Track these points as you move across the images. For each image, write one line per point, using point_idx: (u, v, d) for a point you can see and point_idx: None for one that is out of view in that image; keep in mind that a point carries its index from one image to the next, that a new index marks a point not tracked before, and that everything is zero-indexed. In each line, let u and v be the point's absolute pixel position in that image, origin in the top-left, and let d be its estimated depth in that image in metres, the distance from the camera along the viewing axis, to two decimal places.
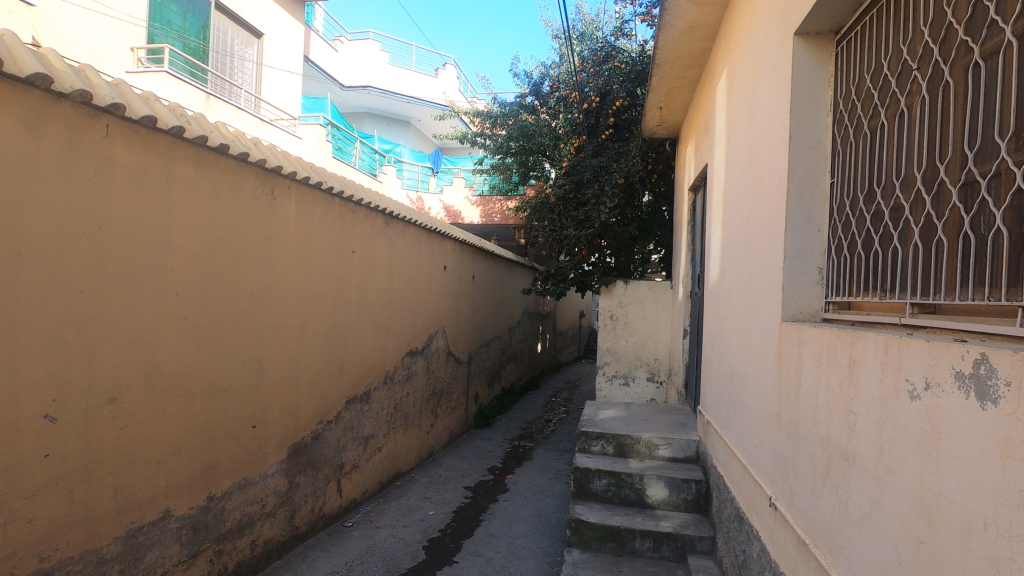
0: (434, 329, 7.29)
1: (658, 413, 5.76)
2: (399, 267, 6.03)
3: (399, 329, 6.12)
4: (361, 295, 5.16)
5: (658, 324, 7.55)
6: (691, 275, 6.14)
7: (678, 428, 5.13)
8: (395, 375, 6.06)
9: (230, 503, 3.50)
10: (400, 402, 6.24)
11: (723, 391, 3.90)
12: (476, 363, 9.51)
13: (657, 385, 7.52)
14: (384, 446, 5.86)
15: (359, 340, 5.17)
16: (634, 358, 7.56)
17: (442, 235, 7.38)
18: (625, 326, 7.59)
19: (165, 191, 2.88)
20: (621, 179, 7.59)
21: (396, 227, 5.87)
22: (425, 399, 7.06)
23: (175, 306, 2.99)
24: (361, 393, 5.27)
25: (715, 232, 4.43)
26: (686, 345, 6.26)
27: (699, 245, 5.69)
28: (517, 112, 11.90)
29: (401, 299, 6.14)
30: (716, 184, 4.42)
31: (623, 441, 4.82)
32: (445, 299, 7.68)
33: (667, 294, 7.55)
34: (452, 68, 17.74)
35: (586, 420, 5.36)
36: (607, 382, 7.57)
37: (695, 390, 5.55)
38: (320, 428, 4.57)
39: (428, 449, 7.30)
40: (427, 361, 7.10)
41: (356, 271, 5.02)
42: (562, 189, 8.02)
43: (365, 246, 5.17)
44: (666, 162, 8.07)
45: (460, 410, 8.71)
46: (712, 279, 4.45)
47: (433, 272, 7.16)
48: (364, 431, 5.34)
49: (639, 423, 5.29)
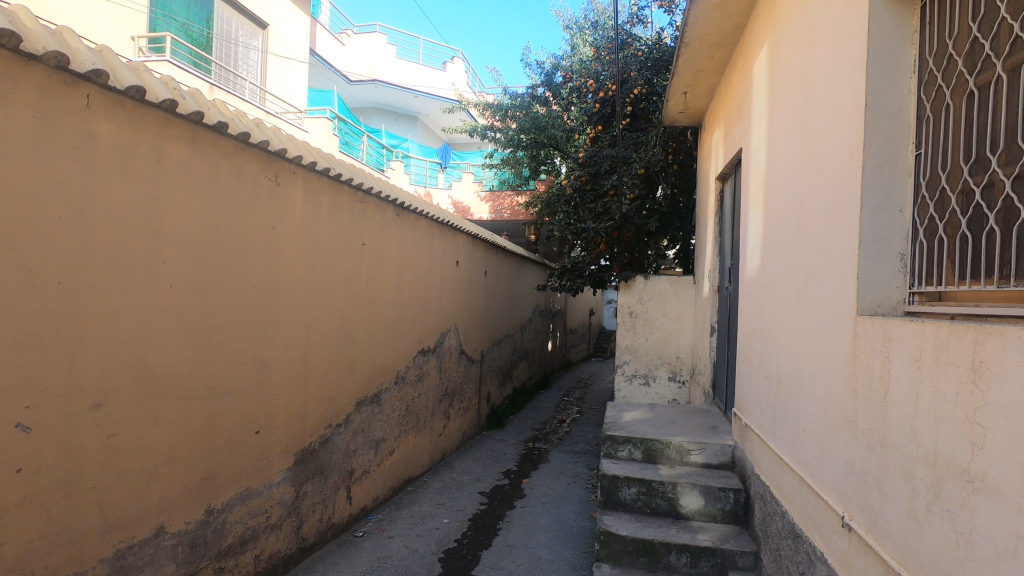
0: (446, 327, 6.99)
1: (685, 415, 5.44)
2: (411, 261, 5.73)
3: (410, 326, 5.82)
4: (372, 290, 4.86)
5: (681, 321, 7.22)
6: (719, 269, 5.80)
7: (709, 431, 4.80)
8: (406, 375, 5.76)
9: (231, 516, 3.22)
10: (412, 403, 5.95)
11: (767, 393, 3.57)
12: (488, 361, 9.21)
13: (679, 385, 7.19)
14: (395, 450, 5.57)
15: (370, 338, 4.88)
16: (655, 356, 7.23)
17: (455, 228, 7.08)
18: (645, 323, 7.28)
19: (158, 174, 2.59)
20: (641, 169, 7.25)
21: (408, 219, 5.57)
22: (437, 399, 6.76)
23: (170, 300, 2.70)
24: (371, 395, 4.98)
25: (753, 220, 4.09)
26: (712, 343, 5.94)
27: (729, 237, 5.35)
28: (529, 104, 11.58)
29: (413, 295, 5.84)
30: (754, 168, 4.08)
31: (652, 446, 4.51)
32: (457, 295, 7.38)
33: (689, 290, 7.21)
34: (460, 61, 17.46)
35: (610, 423, 5.04)
36: (627, 381, 7.26)
37: (726, 391, 5.22)
38: (330, 432, 4.29)
39: (441, 451, 7.01)
40: (440, 360, 6.80)
41: (367, 265, 4.72)
42: (579, 181, 7.74)
43: (376, 238, 4.87)
44: (687, 152, 7.71)
45: (472, 411, 8.41)
46: (751, 271, 4.11)
47: (445, 267, 6.86)
48: (375, 435, 5.05)
49: (667, 426, 4.96)
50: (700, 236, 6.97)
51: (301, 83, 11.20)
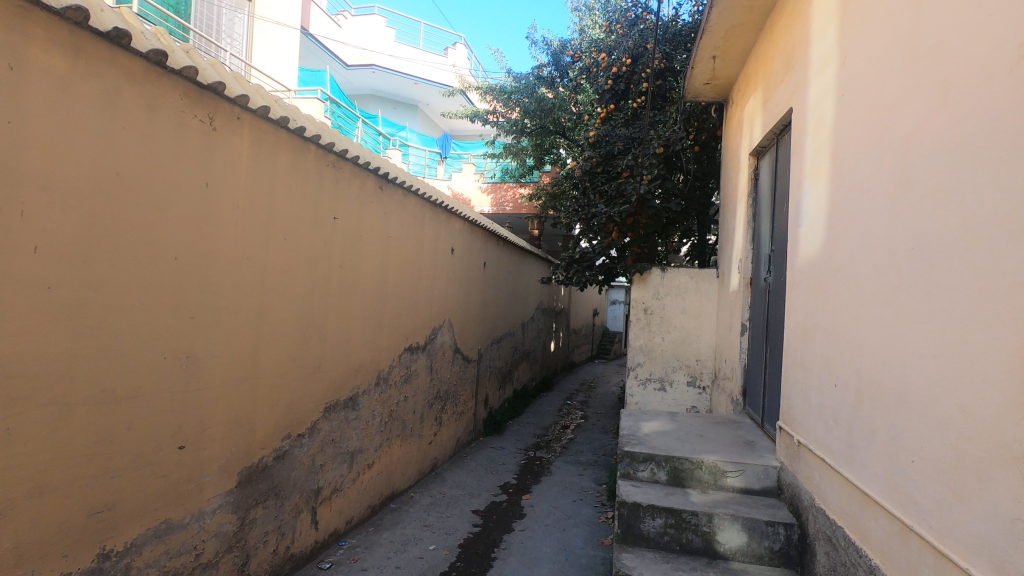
0: (438, 321, 6.22)
1: (713, 426, 4.68)
2: (397, 243, 4.97)
3: (396, 319, 5.05)
4: (347, 274, 4.10)
5: (702, 319, 6.45)
6: (752, 258, 5.03)
7: (746, 448, 4.02)
8: (390, 376, 4.99)
9: (141, 558, 2.46)
10: (397, 409, 5.19)
11: (837, 406, 2.80)
12: (486, 361, 8.45)
13: (700, 391, 6.43)
14: (375, 463, 4.81)
15: (344, 331, 4.11)
16: (672, 359, 6.50)
17: (450, 212, 6.32)
18: (661, 321, 6.54)
19: (13, 88, 1.84)
20: (660, 147, 6.45)
21: (393, 195, 4.81)
22: (426, 404, 6.00)
23: (32, 268, 1.93)
24: (345, 399, 4.21)
25: (813, 190, 3.31)
26: (741, 343, 5.18)
27: (768, 219, 4.56)
28: (534, 86, 10.82)
29: (399, 283, 5.09)
30: (815, 125, 3.30)
31: (679, 466, 3.74)
32: (453, 287, 6.62)
33: (711, 285, 6.44)
34: (463, 48, 16.74)
35: (626, 436, 4.28)
36: (640, 386, 6.59)
37: (763, 400, 4.45)
38: (288, 445, 3.52)
39: (431, 461, 6.26)
40: (431, 359, 6.04)
41: (340, 244, 3.96)
42: (590, 162, 7.03)
43: (352, 212, 4.10)
44: (711, 131, 6.92)
45: (468, 415, 7.65)
46: (808, 254, 3.33)
47: (439, 254, 6.10)
48: (349, 445, 4.30)
49: (695, 440, 4.19)
50: (726, 225, 6.19)
51: (290, 60, 10.46)
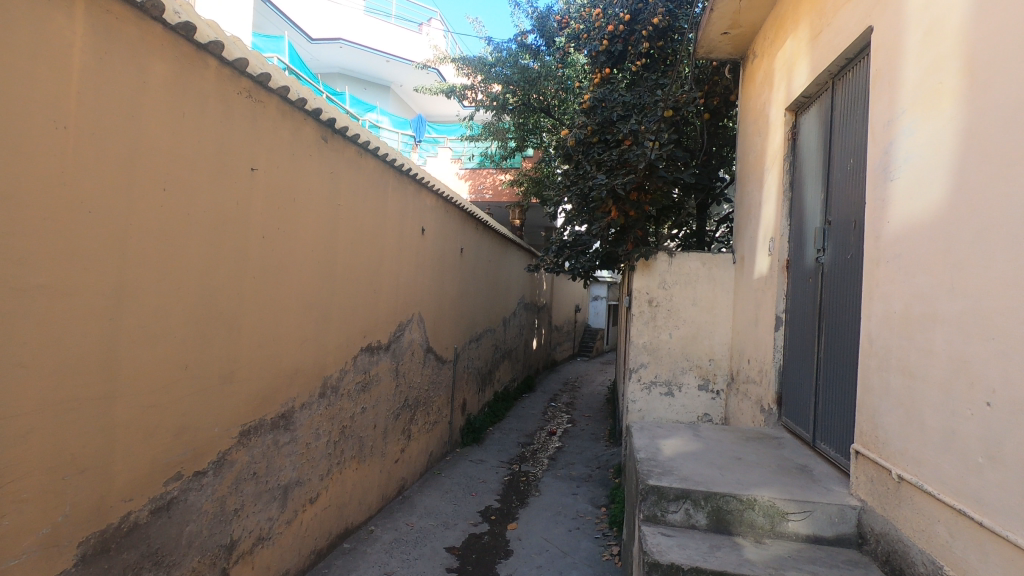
0: (405, 316, 5.18)
1: (746, 443, 3.75)
2: (348, 214, 3.90)
3: (348, 313, 4.00)
4: (273, 250, 3.04)
5: (716, 312, 5.55)
6: (791, 236, 4.11)
7: (803, 476, 3.09)
8: (340, 384, 3.94)
9: None
10: (351, 425, 4.14)
11: (990, 435, 1.86)
12: (463, 361, 7.42)
13: (713, 395, 5.55)
14: (319, 497, 3.75)
15: (269, 326, 3.05)
16: (681, 359, 5.60)
17: (420, 184, 5.27)
18: (668, 315, 5.63)
19: None
20: (669, 109, 5.47)
21: (344, 152, 3.76)
22: (390, 416, 4.95)
23: None
24: (274, 417, 3.16)
25: (920, 125, 2.38)
26: (773, 341, 4.27)
27: (819, 186, 3.64)
28: (517, 57, 9.81)
29: (353, 266, 4.03)
30: (924, 36, 2.36)
31: (723, 506, 2.79)
32: (423, 275, 5.58)
33: (727, 272, 5.53)
34: (439, 25, 15.61)
35: (646, 460, 3.30)
36: (643, 391, 5.68)
37: (812, 413, 3.53)
38: (176, 492, 2.45)
39: (397, 483, 5.23)
40: (396, 362, 4.99)
41: (262, 208, 2.90)
42: (584, 131, 6.04)
43: (278, 166, 3.03)
44: (724, 95, 5.98)
45: (442, 424, 6.62)
46: (913, 214, 2.40)
47: (405, 234, 5.04)
48: (279, 479, 3.24)
49: (732, 466, 3.25)
50: (745, 202, 5.29)
51: (240, 22, 9.28)
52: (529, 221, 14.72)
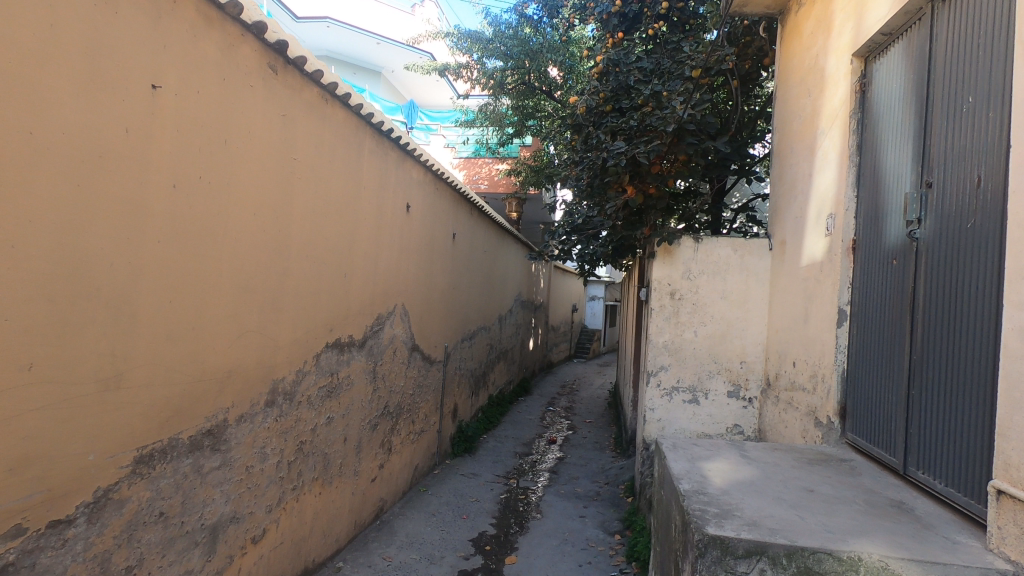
0: (385, 308, 4.36)
1: (809, 467, 2.96)
2: (308, 173, 3.07)
3: (307, 299, 3.17)
4: (191, 206, 2.21)
5: (748, 308, 4.80)
6: (861, 210, 3.33)
7: (908, 520, 2.29)
8: (297, 389, 3.12)
9: None
10: (311, 440, 3.32)
11: None
12: (454, 362, 6.60)
13: (745, 404, 4.79)
14: (267, 535, 2.93)
15: (185, 312, 2.22)
16: (707, 361, 4.83)
17: (405, 152, 4.46)
18: (694, 311, 4.87)
19: None
20: (698, 70, 4.67)
21: (300, 94, 2.93)
22: (366, 426, 4.14)
23: None
24: (194, 436, 2.33)
25: None
26: (832, 340, 3.49)
27: (910, 142, 2.85)
28: (515, 31, 9.02)
29: (314, 241, 3.21)
30: None
31: (815, 568, 1.99)
32: (408, 261, 4.76)
33: (761, 261, 4.77)
34: (431, 6, 14.75)
35: (693, 494, 2.50)
36: (663, 399, 4.89)
37: (903, 432, 2.75)
38: (13, 556, 1.62)
39: (374, 506, 4.41)
40: (373, 362, 4.17)
41: (171, 145, 2.08)
42: (596, 99, 5.24)
43: (199, 91, 2.20)
44: (756, 59, 5.20)
45: (429, 434, 5.81)
46: None
47: (385, 210, 4.22)
48: (203, 518, 2.42)
49: (807, 501, 2.46)
50: (786, 178, 4.51)
51: None
52: (526, 213, 13.93)
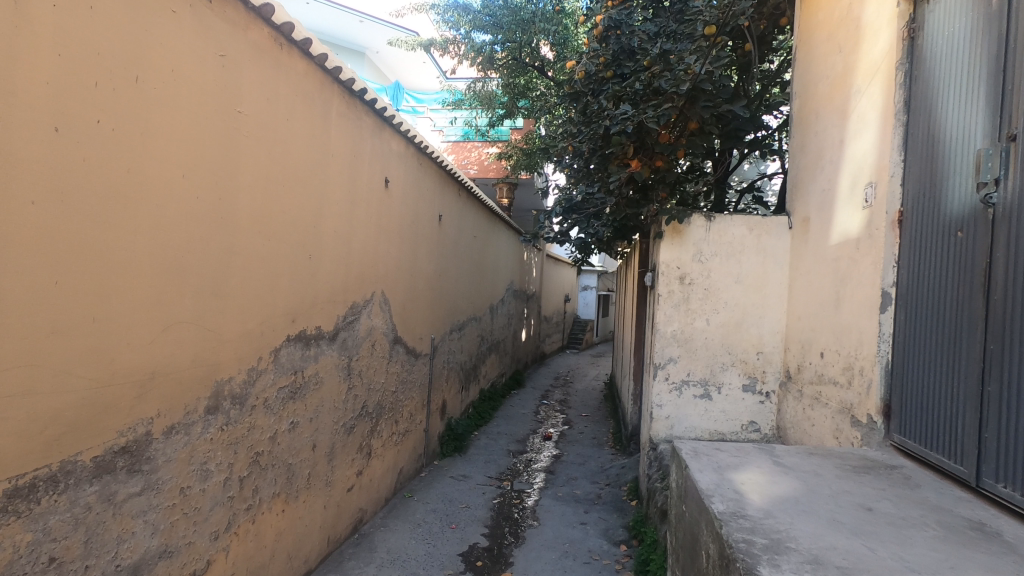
0: (361, 296, 3.85)
1: (858, 477, 2.51)
2: (260, 132, 2.55)
3: (263, 284, 2.67)
4: (86, 160, 1.69)
5: (766, 293, 4.35)
6: (911, 176, 2.85)
7: (1001, 551, 1.83)
8: (250, 392, 2.62)
9: None
10: (271, 450, 2.83)
11: None
12: (442, 355, 6.11)
13: (761, 399, 4.36)
14: (213, 567, 2.44)
15: (82, 298, 1.71)
16: (721, 352, 4.39)
17: (382, 119, 3.94)
18: (705, 297, 4.41)
19: None
20: (713, 26, 4.17)
21: (246, 33, 2.40)
22: (339, 430, 3.64)
23: None
24: (103, 456, 1.83)
25: None
26: (873, 327, 3.03)
27: (983, 89, 2.38)
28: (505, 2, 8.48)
29: (271, 214, 2.69)
30: None
31: None
32: (388, 243, 4.25)
33: (780, 242, 4.32)
34: None
35: (730, 517, 2.03)
36: (671, 394, 4.43)
37: (976, 436, 2.31)
38: None
39: (351, 519, 3.92)
40: (347, 357, 3.67)
41: (48, 76, 1.57)
42: (596, 63, 4.73)
43: (92, 7, 1.68)
44: (773, 18, 4.70)
45: (415, 434, 5.32)
46: None
47: (360, 184, 3.70)
48: (120, 558, 1.92)
49: (870, 525, 2.00)
50: (810, 148, 4.04)
51: None
52: (518, 199, 13.42)
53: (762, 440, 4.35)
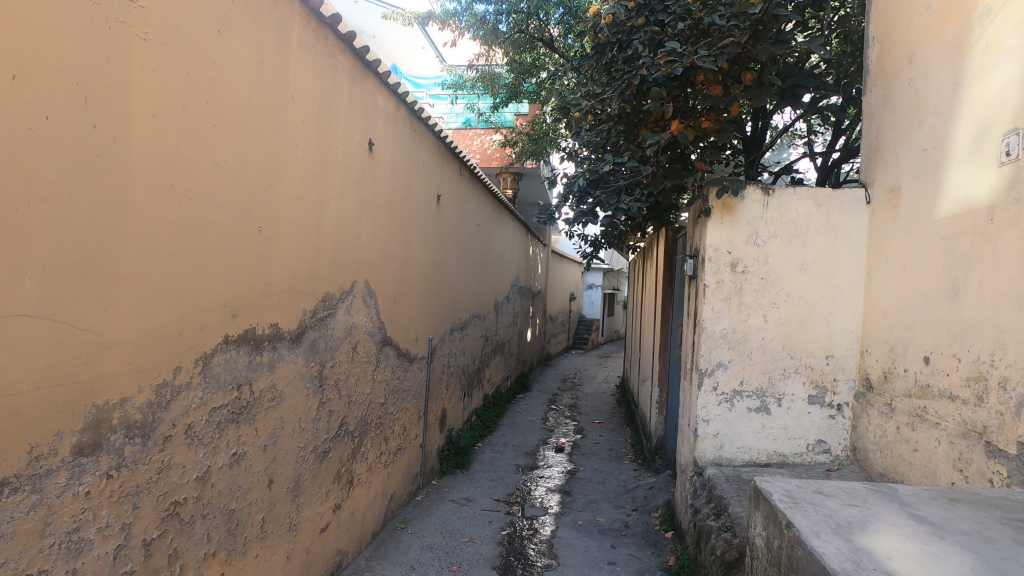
0: (338, 286, 3.05)
1: None
2: (169, 39, 1.75)
3: (182, 263, 1.87)
4: None
5: (837, 283, 3.56)
6: None
7: None
8: (162, 418, 1.82)
9: None
10: (199, 497, 2.03)
11: None
12: (442, 358, 5.31)
13: (832, 413, 3.56)
14: None
15: None
16: (782, 355, 3.60)
17: (363, 63, 3.14)
18: (762, 288, 3.60)
19: None
20: None
21: None
22: (307, 457, 2.84)
23: None
24: None
25: None
26: None
27: None
28: None
29: (194, 162, 1.89)
30: None
31: None
32: (373, 222, 3.45)
33: (855, 220, 3.53)
34: None
35: None
36: (721, 407, 3.62)
37: None
38: None
39: (325, 568, 3.12)
40: (318, 364, 2.87)
41: None
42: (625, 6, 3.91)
43: None
44: None
45: (409, 451, 4.53)
46: None
47: (335, 142, 2.90)
48: None
49: None
50: (899, 100, 3.23)
51: None
52: (523, 191, 12.63)
53: (833, 463, 3.55)
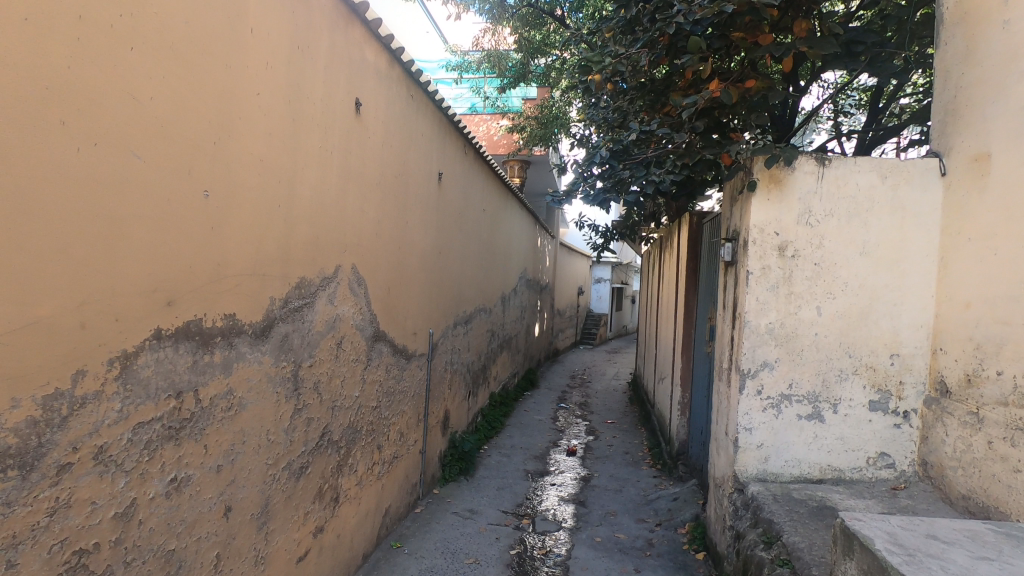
0: (316, 270, 2.56)
1: None
2: None
3: (80, 232, 1.38)
4: None
5: (905, 270, 3.04)
6: None
7: None
8: (54, 441, 1.34)
9: None
10: (119, 540, 1.55)
11: None
12: (443, 355, 4.83)
13: (897, 422, 3.06)
14: None
15: None
16: (838, 353, 3.09)
17: (347, 5, 2.64)
18: (816, 276, 3.09)
19: None
20: None
21: None
22: (278, 476, 2.36)
23: None
24: None
25: None
26: None
27: None
28: None
29: (101, 95, 1.40)
30: None
31: None
32: (361, 197, 2.96)
33: (927, 195, 3.01)
34: None
35: None
36: (766, 414, 3.12)
37: None
38: None
39: None
40: (291, 364, 2.39)
41: None
42: None
43: None
44: None
45: (407, 459, 4.05)
46: None
47: (311, 95, 2.40)
48: None
49: None
50: (987, 50, 2.70)
51: None
52: (530, 180, 12.11)
53: (899, 480, 3.05)
